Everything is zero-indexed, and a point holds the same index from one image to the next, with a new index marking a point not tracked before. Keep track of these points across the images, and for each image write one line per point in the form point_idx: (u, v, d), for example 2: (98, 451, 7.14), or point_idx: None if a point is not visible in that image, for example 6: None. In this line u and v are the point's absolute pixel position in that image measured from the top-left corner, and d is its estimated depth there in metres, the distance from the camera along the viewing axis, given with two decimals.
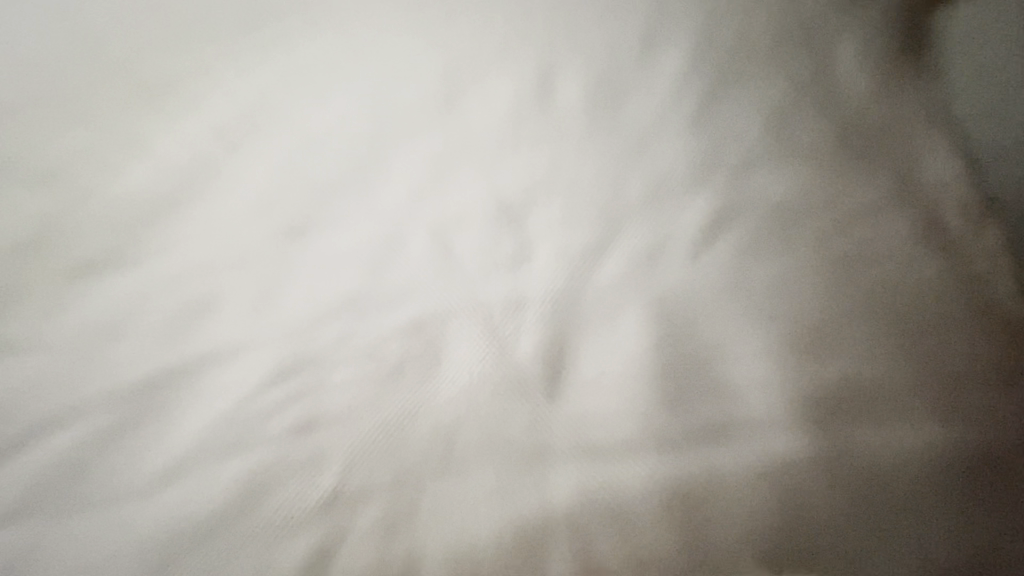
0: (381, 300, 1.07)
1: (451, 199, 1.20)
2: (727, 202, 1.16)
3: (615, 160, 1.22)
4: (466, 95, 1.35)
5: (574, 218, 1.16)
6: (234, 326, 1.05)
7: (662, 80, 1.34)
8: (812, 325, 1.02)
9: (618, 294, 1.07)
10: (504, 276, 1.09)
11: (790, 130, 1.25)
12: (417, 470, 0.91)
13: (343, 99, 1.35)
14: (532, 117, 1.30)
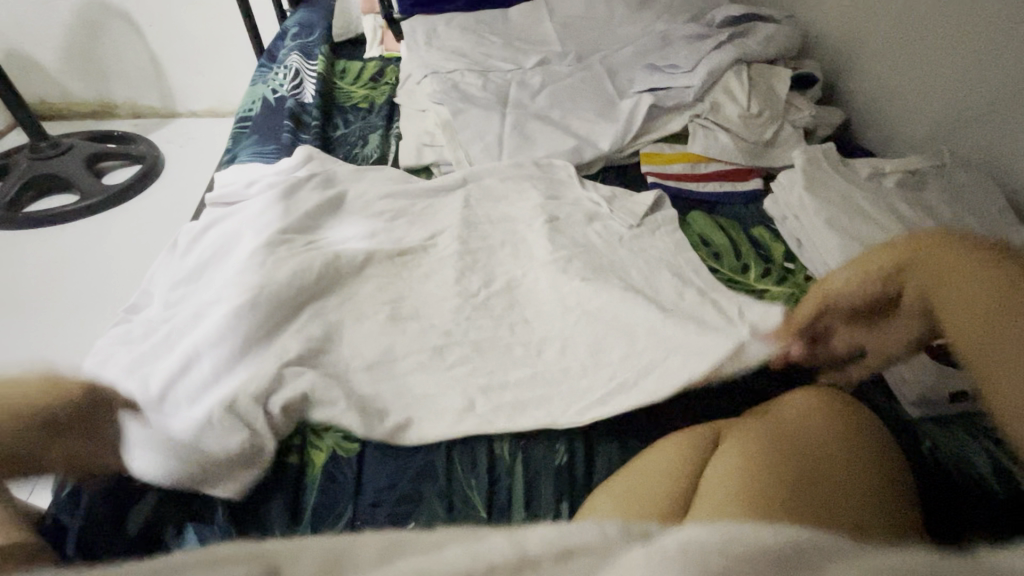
0: (335, 208, 0.86)
1: (430, 117, 1.08)
2: (738, 122, 1.01)
3: (609, 97, 1.10)
4: (445, 34, 1.28)
5: (572, 140, 1.01)
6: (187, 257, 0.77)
7: (644, 21, 1.26)
8: (853, 188, 0.85)
9: (625, 202, 0.90)
10: (498, 188, 0.91)
11: (794, 57, 1.14)
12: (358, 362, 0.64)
13: (312, 53, 1.27)
14: (511, 54, 1.23)
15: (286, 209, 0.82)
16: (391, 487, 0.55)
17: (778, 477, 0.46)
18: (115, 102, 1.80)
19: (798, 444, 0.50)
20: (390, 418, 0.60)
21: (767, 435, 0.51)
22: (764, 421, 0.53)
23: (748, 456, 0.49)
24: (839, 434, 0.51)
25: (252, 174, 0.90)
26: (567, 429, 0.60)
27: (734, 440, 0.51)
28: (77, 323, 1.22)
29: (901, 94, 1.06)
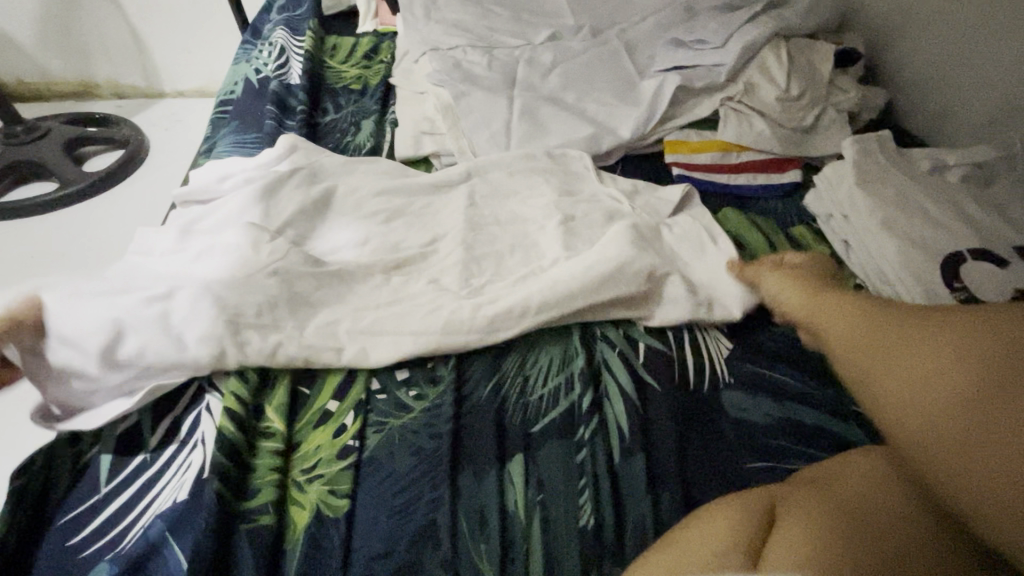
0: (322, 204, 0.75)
1: (430, 99, 0.97)
2: (775, 106, 0.90)
3: (629, 77, 0.99)
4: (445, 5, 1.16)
5: (590, 127, 0.90)
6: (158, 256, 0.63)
7: None
8: (910, 183, 0.74)
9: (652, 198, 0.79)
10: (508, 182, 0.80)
11: (834, 32, 1.02)
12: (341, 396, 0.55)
13: (297, 27, 1.15)
14: (518, 28, 1.11)
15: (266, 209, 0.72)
16: (386, 554, 0.47)
17: (861, 572, 0.38)
18: (95, 81, 1.66)
19: (873, 527, 0.41)
20: (384, 468, 0.52)
21: (836, 510, 0.43)
22: (830, 491, 0.45)
23: (818, 539, 0.40)
24: (920, 512, 0.42)
25: (225, 167, 0.79)
26: (592, 481, 0.51)
27: (797, 514, 0.43)
28: None
29: (955, 73, 0.94)
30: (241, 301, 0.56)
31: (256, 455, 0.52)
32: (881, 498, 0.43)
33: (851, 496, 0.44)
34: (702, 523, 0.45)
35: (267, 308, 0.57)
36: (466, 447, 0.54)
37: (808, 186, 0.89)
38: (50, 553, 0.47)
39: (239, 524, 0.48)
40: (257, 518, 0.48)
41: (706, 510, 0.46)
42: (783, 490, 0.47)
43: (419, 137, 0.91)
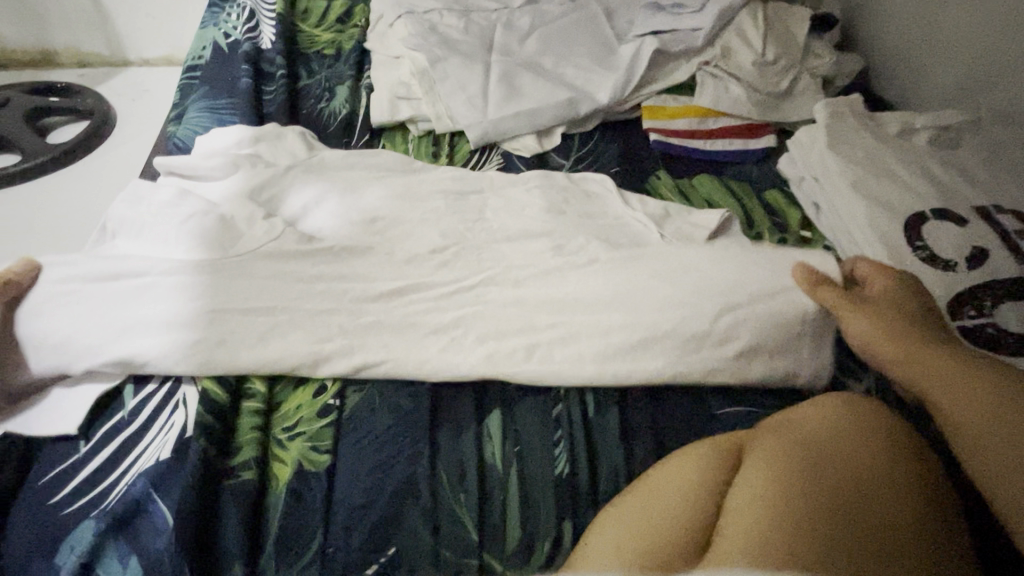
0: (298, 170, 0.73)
1: (406, 63, 0.94)
2: (751, 73, 0.90)
3: (608, 42, 0.98)
4: None
5: (568, 91, 0.89)
6: (143, 229, 0.60)
7: None
8: (878, 146, 0.76)
9: None
10: None
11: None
12: (315, 356, 0.54)
13: None
14: None
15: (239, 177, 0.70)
16: (367, 506, 0.48)
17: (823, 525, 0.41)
18: (54, 48, 1.56)
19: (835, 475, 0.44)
20: (364, 425, 0.53)
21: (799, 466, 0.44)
22: (791, 437, 0.47)
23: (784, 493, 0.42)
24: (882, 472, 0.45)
25: (204, 143, 0.76)
26: (568, 433, 0.53)
27: (763, 463, 0.45)
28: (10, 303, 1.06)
29: (927, 37, 0.95)
30: (221, 280, 0.56)
31: (238, 416, 0.52)
32: (844, 445, 0.46)
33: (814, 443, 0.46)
34: (669, 470, 0.47)
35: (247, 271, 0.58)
36: (444, 405, 0.55)
37: (782, 151, 0.90)
38: (27, 513, 0.47)
39: (222, 479, 0.49)
40: (240, 474, 0.49)
41: (674, 456, 0.48)
42: (747, 437, 0.49)
43: (397, 101, 0.90)
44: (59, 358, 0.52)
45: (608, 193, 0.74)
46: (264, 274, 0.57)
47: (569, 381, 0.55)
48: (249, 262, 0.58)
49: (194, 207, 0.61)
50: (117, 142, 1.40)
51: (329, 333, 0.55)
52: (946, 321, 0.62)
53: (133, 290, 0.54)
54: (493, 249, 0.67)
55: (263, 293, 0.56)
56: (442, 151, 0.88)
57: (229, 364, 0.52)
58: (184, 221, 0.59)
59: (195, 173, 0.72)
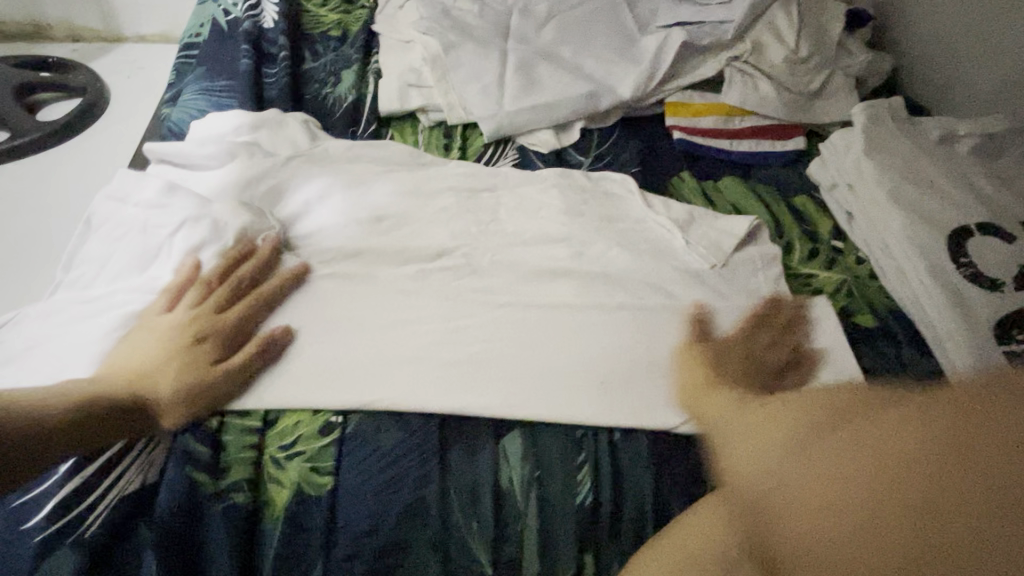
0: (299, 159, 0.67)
1: (417, 47, 0.89)
2: (782, 71, 0.86)
3: (631, 32, 0.93)
4: None
5: (588, 83, 0.84)
6: (139, 233, 0.55)
7: None
8: (919, 152, 0.71)
9: None
10: None
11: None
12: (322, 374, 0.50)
13: None
14: None
15: (236, 167, 0.65)
16: (371, 533, 0.45)
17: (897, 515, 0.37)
18: (48, 21, 1.49)
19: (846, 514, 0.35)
20: (367, 442, 0.48)
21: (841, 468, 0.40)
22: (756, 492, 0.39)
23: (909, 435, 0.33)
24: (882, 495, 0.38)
25: (202, 129, 0.71)
26: (593, 456, 0.49)
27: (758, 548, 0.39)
28: None
29: (963, 38, 0.91)
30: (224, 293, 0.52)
31: (223, 431, 0.48)
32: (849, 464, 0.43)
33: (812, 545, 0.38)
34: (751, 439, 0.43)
35: (255, 276, 0.54)
36: (459, 422, 0.50)
37: (812, 154, 0.86)
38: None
39: (209, 503, 0.45)
40: (231, 496, 0.45)
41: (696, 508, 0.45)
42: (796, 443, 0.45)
43: (406, 88, 0.85)
44: (53, 365, 0.48)
45: (633, 196, 0.69)
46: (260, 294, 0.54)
47: (590, 411, 0.50)
48: (243, 284, 0.53)
49: (184, 208, 0.56)
50: (109, 121, 1.34)
51: (332, 352, 0.51)
52: (992, 345, 0.58)
53: (116, 308, 0.51)
54: (510, 253, 0.62)
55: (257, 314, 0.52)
56: (454, 143, 0.83)
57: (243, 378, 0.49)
58: (171, 233, 0.54)
59: (189, 161, 0.67)
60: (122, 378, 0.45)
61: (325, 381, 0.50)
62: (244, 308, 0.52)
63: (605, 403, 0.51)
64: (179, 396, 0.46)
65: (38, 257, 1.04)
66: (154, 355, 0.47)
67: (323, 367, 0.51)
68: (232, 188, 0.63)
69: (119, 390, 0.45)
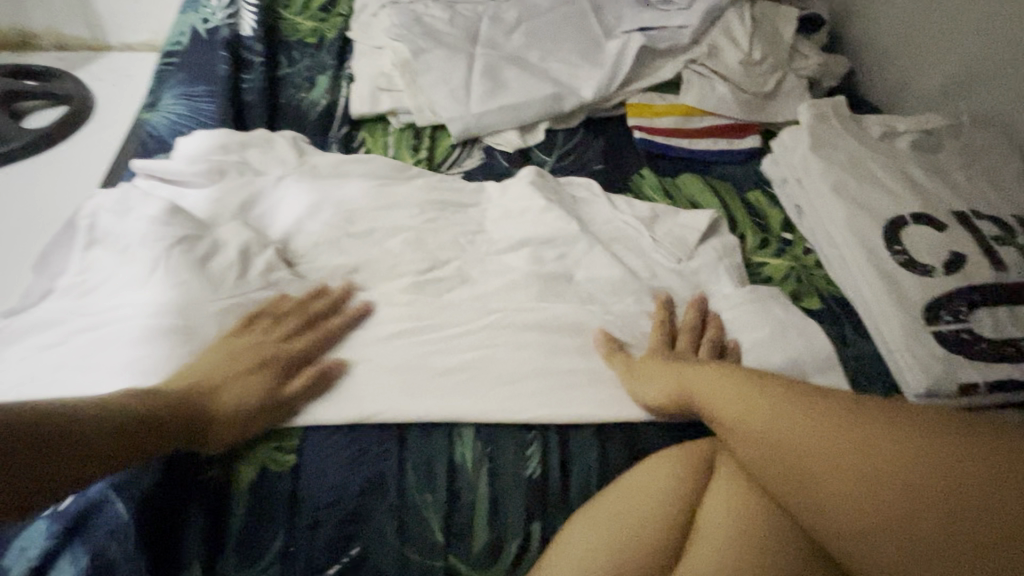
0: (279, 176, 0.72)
1: (390, 51, 0.93)
2: (737, 72, 0.90)
3: (595, 37, 0.97)
4: None
5: (553, 85, 0.88)
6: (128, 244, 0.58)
7: None
8: (861, 148, 0.75)
9: None
10: None
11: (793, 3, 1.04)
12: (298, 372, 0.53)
13: None
14: None
15: (227, 185, 0.69)
16: (331, 505, 0.47)
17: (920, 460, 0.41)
18: (32, 29, 1.51)
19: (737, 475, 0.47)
20: (330, 421, 0.51)
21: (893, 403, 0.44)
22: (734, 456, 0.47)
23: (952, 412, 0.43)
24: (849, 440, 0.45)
25: (189, 145, 0.73)
26: (542, 435, 0.53)
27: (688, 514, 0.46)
28: None
29: (910, 41, 0.96)
30: (205, 306, 0.55)
31: None
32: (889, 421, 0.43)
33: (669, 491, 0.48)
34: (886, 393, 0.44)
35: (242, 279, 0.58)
36: None
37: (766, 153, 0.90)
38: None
39: (183, 480, 0.48)
40: (205, 471, 0.48)
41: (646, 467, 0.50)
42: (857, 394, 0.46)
43: (378, 91, 0.88)
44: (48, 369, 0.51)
45: (605, 202, 0.75)
46: (239, 298, 0.57)
47: (537, 408, 0.53)
48: (230, 297, 0.57)
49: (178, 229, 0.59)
50: (94, 127, 1.36)
51: (290, 351, 0.53)
52: (922, 325, 0.62)
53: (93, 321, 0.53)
54: (484, 257, 0.68)
55: (226, 327, 0.55)
56: (424, 144, 0.86)
57: (222, 369, 0.52)
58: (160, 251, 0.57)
59: (176, 178, 0.70)
60: (179, 392, 0.47)
61: (285, 379, 0.52)
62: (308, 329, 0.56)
63: (550, 394, 0.54)
64: (245, 410, 0.48)
65: (18, 259, 1.07)
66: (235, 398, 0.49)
67: (297, 361, 0.53)
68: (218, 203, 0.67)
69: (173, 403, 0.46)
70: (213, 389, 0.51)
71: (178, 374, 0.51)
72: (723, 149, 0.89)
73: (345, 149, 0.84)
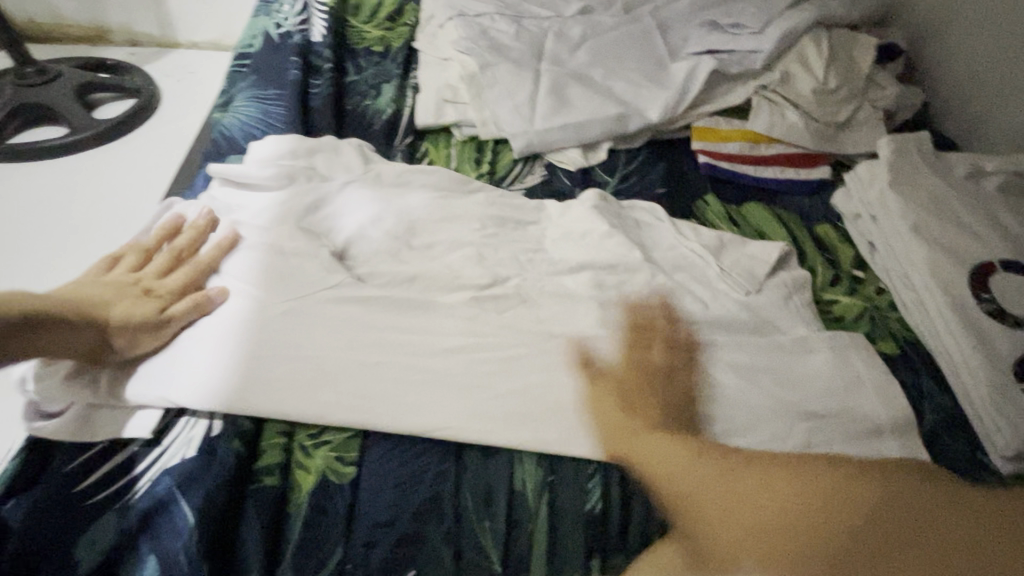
0: (345, 182, 0.72)
1: (455, 63, 0.93)
2: (809, 101, 0.87)
3: (661, 58, 0.96)
4: None
5: (617, 106, 0.87)
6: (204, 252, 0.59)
7: None
8: (946, 188, 0.72)
9: None
10: None
11: (869, 31, 1.00)
12: (367, 387, 0.52)
13: None
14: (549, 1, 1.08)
15: (296, 188, 0.70)
16: (388, 524, 0.47)
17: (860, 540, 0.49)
18: (108, 25, 1.59)
19: (811, 481, 0.51)
20: (390, 436, 0.51)
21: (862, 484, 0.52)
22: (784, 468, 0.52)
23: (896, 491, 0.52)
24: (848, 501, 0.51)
25: (261, 152, 0.75)
26: (603, 467, 0.51)
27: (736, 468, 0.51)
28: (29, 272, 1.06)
29: (995, 77, 0.91)
30: (274, 315, 0.55)
31: (260, 430, 0.51)
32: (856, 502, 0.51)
33: (717, 465, 0.51)
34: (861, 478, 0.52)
35: (320, 284, 0.59)
36: None
37: (835, 185, 0.87)
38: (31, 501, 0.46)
39: (245, 485, 0.47)
40: (262, 479, 0.48)
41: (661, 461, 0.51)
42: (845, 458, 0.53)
43: (442, 102, 0.88)
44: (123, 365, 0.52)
45: (669, 229, 0.73)
46: (305, 303, 0.57)
47: (596, 438, 0.51)
48: (301, 303, 0.57)
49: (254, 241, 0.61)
50: (161, 121, 1.42)
51: (355, 359, 0.54)
52: (1012, 382, 0.58)
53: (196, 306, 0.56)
54: (544, 277, 0.67)
55: (289, 329, 0.55)
56: (485, 157, 0.86)
57: (288, 378, 0.52)
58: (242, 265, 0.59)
59: (250, 181, 0.71)
60: (72, 302, 0.49)
61: (350, 391, 0.52)
62: (249, 287, 0.57)
63: (611, 424, 0.52)
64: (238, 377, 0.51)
65: (79, 248, 1.12)
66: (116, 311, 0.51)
67: (362, 377, 0.53)
68: (286, 206, 0.68)
69: (71, 310, 0.48)
70: (279, 396, 0.51)
71: (247, 375, 0.52)
72: (791, 178, 0.86)
73: (408, 158, 0.85)
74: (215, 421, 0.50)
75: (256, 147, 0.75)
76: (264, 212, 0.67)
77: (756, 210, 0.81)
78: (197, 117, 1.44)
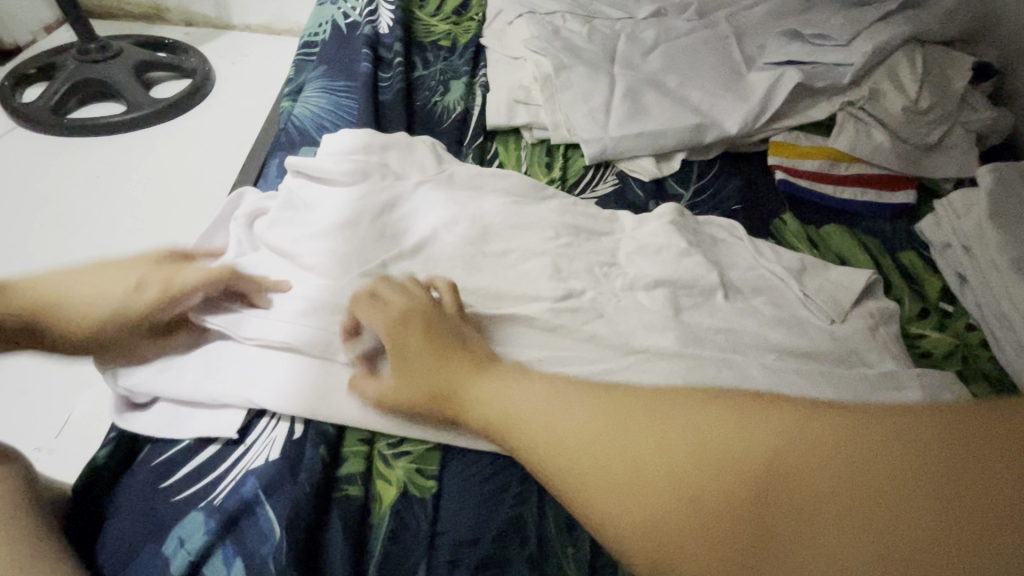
0: (419, 183, 0.71)
1: (527, 64, 0.92)
2: (900, 120, 0.83)
3: (739, 66, 0.92)
4: None
5: (693, 115, 0.84)
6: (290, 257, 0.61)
7: None
8: None
9: None
10: None
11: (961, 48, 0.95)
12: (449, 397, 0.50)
13: None
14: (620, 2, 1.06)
15: (370, 186, 0.69)
16: (472, 543, 0.45)
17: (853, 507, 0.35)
18: (166, 6, 1.60)
19: (847, 435, 0.38)
20: (470, 450, 0.50)
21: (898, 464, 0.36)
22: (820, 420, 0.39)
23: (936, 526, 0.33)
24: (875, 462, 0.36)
25: (334, 145, 0.73)
26: None
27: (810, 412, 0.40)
28: (74, 240, 1.07)
29: None
30: None
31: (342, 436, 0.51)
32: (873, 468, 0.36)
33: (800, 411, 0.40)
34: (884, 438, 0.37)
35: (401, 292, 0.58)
36: None
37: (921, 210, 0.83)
38: (127, 501, 0.48)
39: (328, 492, 0.47)
40: (346, 487, 0.47)
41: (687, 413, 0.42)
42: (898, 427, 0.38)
43: (512, 104, 0.87)
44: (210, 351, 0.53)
45: (748, 249, 0.71)
46: None
47: None
48: None
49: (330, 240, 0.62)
50: (216, 102, 1.42)
51: None
52: None
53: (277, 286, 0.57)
54: (621, 292, 0.64)
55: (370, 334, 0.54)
56: (555, 162, 0.84)
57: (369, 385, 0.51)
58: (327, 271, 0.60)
59: (324, 175, 0.69)
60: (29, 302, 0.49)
61: None
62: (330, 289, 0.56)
63: None
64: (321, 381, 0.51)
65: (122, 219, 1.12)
66: (101, 305, 0.50)
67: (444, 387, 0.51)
68: (360, 202, 0.66)
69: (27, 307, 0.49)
70: (361, 405, 0.50)
71: (329, 379, 0.51)
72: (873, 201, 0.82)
73: (477, 159, 0.84)
74: (297, 424, 0.50)
75: (330, 140, 0.74)
76: (338, 209, 0.66)
77: (837, 233, 0.78)
78: (250, 100, 1.44)
